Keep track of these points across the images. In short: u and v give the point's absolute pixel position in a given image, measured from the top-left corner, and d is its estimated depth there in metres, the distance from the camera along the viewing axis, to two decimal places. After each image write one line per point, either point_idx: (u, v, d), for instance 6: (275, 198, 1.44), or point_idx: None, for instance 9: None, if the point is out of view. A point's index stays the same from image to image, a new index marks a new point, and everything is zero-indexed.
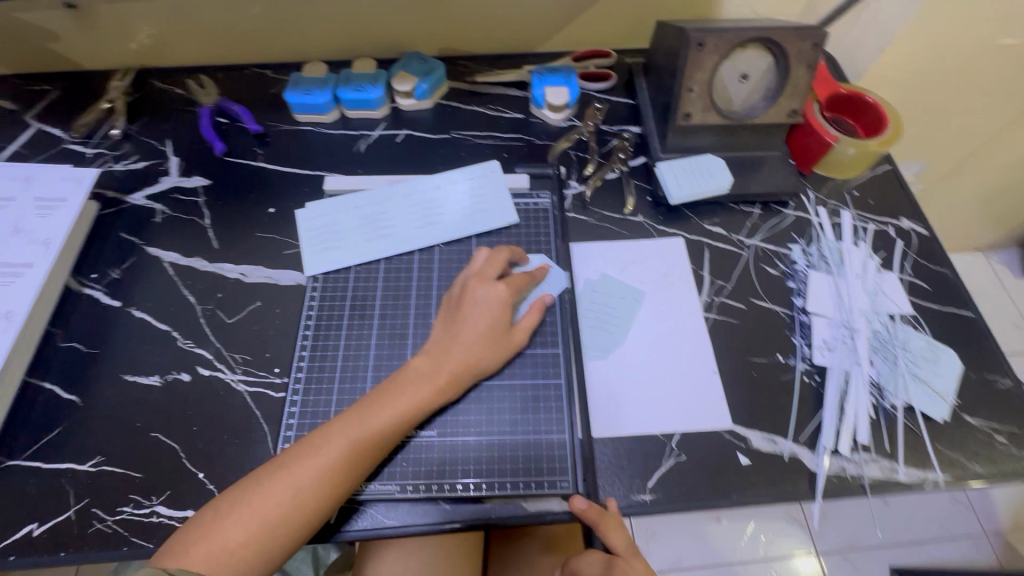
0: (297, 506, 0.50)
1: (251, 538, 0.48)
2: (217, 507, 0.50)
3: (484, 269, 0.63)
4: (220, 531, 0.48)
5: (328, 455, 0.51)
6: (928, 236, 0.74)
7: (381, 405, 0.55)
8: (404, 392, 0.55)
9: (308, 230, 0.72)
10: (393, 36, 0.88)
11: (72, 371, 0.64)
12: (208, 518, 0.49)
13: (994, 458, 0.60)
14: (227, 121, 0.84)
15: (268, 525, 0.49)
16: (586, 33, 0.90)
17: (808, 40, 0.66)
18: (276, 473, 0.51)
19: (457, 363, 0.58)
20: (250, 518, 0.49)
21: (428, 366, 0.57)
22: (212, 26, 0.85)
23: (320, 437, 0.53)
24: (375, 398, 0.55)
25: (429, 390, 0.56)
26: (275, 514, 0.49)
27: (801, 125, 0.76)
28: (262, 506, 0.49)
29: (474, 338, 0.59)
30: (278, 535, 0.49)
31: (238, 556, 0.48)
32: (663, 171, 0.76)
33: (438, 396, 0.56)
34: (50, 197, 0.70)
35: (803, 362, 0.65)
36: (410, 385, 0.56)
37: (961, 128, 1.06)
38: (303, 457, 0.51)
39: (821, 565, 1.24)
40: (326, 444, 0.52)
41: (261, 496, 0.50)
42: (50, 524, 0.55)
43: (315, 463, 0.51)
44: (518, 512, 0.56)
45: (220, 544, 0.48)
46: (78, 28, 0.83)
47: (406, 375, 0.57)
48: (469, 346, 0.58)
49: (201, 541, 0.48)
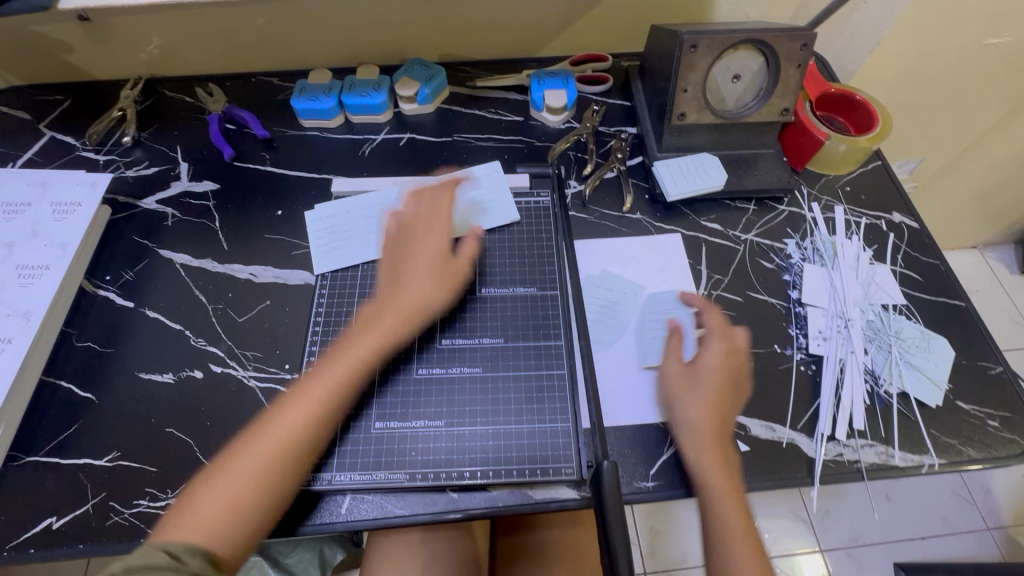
0: (270, 463, 0.52)
1: (238, 500, 0.50)
2: (201, 479, 0.51)
3: (416, 217, 0.68)
4: (197, 504, 0.49)
5: (294, 413, 0.54)
6: (919, 228, 0.76)
7: (337, 357, 0.58)
8: (358, 339, 0.60)
9: (316, 229, 0.74)
10: (395, 44, 0.90)
11: (87, 369, 0.66)
12: (186, 497, 0.50)
13: (986, 442, 0.61)
14: (235, 127, 0.87)
15: (244, 488, 0.50)
16: (583, 38, 0.93)
17: (797, 41, 0.69)
18: (247, 440, 0.53)
19: (405, 301, 0.62)
20: (225, 484, 0.50)
21: (375, 310, 0.62)
22: (220, 36, 0.87)
23: (292, 399, 0.55)
24: (338, 351, 0.59)
25: (380, 328, 0.60)
26: (249, 475, 0.51)
27: (794, 123, 0.78)
28: (237, 471, 0.51)
29: (416, 272, 0.64)
30: (255, 496, 0.50)
31: (217, 523, 0.49)
32: (660, 169, 0.78)
33: (394, 334, 0.60)
34: (66, 202, 0.72)
35: (799, 352, 0.67)
36: (371, 331, 0.60)
37: (952, 126, 1.08)
38: (271, 420, 0.54)
39: (825, 563, 1.24)
40: (293, 405, 0.55)
41: (236, 463, 0.52)
42: (68, 517, 0.57)
43: (284, 424, 0.54)
44: (524, 500, 0.58)
45: (199, 517, 0.49)
46: (91, 39, 0.86)
47: (360, 323, 0.61)
48: (413, 279, 0.63)
49: (180, 518, 0.49)
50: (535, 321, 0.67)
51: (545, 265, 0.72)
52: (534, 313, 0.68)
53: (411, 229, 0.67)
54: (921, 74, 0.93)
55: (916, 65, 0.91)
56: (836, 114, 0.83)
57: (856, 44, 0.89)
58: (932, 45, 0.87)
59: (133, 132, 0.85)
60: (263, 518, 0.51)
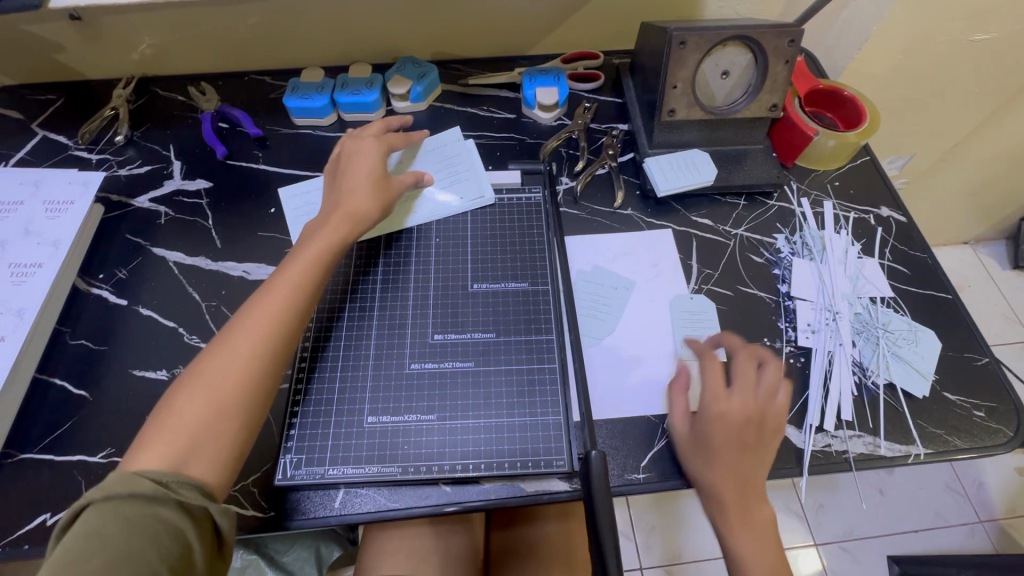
0: (243, 363, 0.53)
1: (216, 404, 0.50)
2: (166, 402, 0.51)
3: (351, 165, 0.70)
4: (171, 417, 0.49)
5: (257, 312, 0.56)
6: (906, 222, 0.77)
7: (291, 263, 0.60)
8: (311, 246, 0.62)
9: (294, 213, 0.76)
10: (388, 42, 0.91)
11: (81, 367, 0.66)
12: (155, 415, 0.50)
13: (972, 432, 0.62)
14: (227, 126, 0.87)
15: (219, 394, 0.51)
16: (575, 36, 0.93)
17: (784, 37, 0.70)
18: (212, 352, 0.53)
19: (349, 206, 0.65)
20: (198, 393, 0.50)
21: (325, 219, 0.65)
22: (212, 35, 0.87)
23: (247, 307, 0.57)
24: (283, 264, 0.61)
25: (334, 232, 0.63)
26: (224, 381, 0.51)
27: (783, 119, 0.79)
28: (210, 380, 0.51)
29: (358, 186, 0.67)
30: (234, 401, 0.51)
31: (197, 428, 0.49)
32: (650, 165, 0.78)
33: (345, 232, 0.64)
34: (58, 201, 0.73)
35: (788, 345, 0.67)
36: (314, 240, 0.62)
37: (942, 121, 1.09)
38: (235, 327, 0.55)
39: (819, 557, 1.26)
40: (253, 307, 0.56)
41: (205, 372, 0.52)
42: (63, 513, 0.57)
43: (250, 324, 0.55)
44: (516, 492, 0.58)
45: (175, 427, 0.49)
46: (83, 39, 0.86)
47: (304, 235, 0.64)
48: (357, 193, 0.66)
49: (157, 432, 0.48)
50: (524, 312, 0.68)
51: (535, 257, 0.73)
52: (526, 307, 0.68)
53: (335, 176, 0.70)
54: (909, 70, 0.94)
55: (904, 61, 0.92)
56: (825, 110, 0.84)
57: (845, 41, 0.90)
58: (920, 42, 0.88)
59: (126, 131, 0.85)
60: (247, 418, 0.52)
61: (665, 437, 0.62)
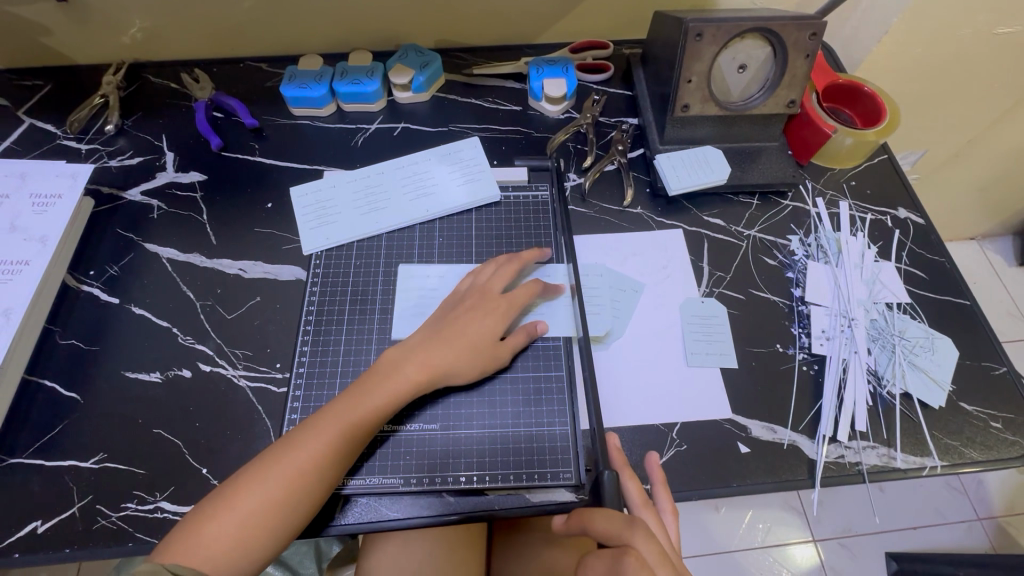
0: (280, 506, 0.49)
1: (239, 537, 0.48)
2: (204, 506, 0.49)
3: (490, 283, 0.63)
4: (201, 529, 0.48)
5: (309, 450, 0.51)
6: (925, 225, 0.75)
7: (358, 398, 0.55)
8: (380, 382, 0.56)
9: (301, 207, 0.74)
10: (389, 29, 0.87)
11: (71, 368, 0.64)
12: (191, 520, 0.49)
13: (989, 444, 0.60)
14: (222, 115, 0.84)
15: (248, 522, 0.48)
16: (584, 24, 0.90)
17: (806, 30, 0.67)
18: (255, 471, 0.51)
19: (437, 358, 0.58)
20: (230, 517, 0.48)
21: (403, 357, 0.58)
22: (205, 20, 0.84)
23: (304, 431, 0.53)
24: (357, 390, 0.55)
25: (405, 376, 0.56)
26: (254, 512, 0.49)
27: (799, 115, 0.76)
28: (244, 508, 0.49)
29: (456, 348, 0.58)
30: (262, 533, 0.49)
31: (220, 554, 0.47)
32: (661, 162, 0.76)
33: (422, 383, 0.57)
34: (45, 194, 0.70)
35: (802, 352, 0.66)
36: (390, 376, 0.56)
37: (958, 117, 1.06)
38: (282, 454, 0.51)
39: (817, 551, 1.25)
40: (306, 440, 0.52)
41: (242, 493, 0.49)
42: (54, 521, 0.55)
43: (303, 456, 0.51)
44: (520, 503, 0.57)
45: (202, 548, 0.47)
46: (69, 23, 0.82)
47: (382, 367, 0.57)
48: (450, 347, 0.58)
49: (185, 541, 0.47)
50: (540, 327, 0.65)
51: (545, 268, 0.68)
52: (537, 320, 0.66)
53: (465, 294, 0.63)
54: (928, 65, 0.91)
55: (923, 55, 0.88)
56: (842, 106, 0.82)
57: (864, 33, 0.86)
58: (941, 36, 0.85)
59: (116, 120, 0.82)
60: (265, 554, 0.49)
61: (674, 446, 0.60)
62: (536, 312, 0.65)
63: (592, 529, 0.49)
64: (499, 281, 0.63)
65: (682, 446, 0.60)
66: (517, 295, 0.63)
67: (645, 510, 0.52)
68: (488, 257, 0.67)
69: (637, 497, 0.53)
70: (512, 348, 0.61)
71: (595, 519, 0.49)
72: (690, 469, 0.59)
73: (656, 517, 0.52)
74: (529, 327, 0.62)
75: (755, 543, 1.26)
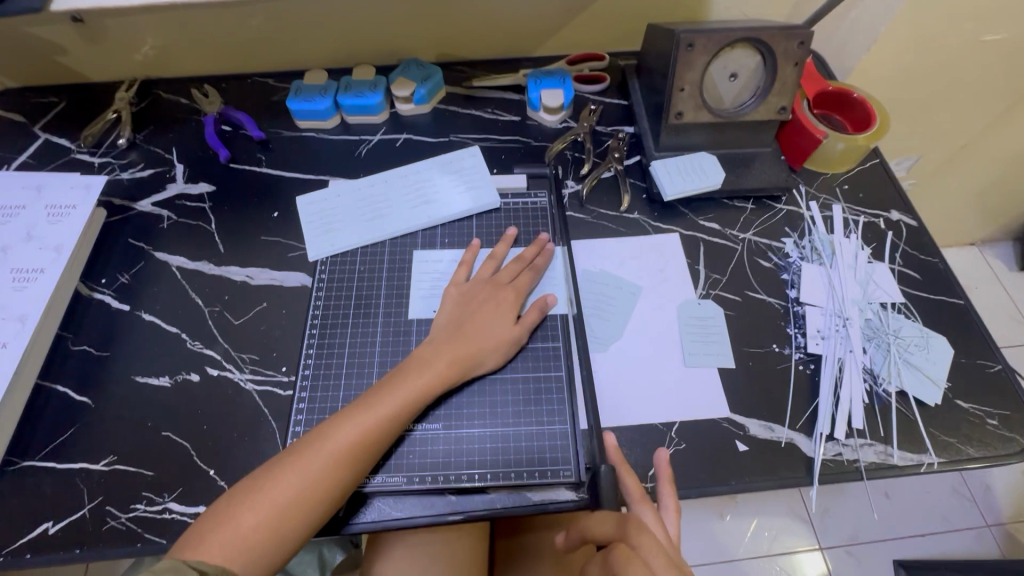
0: (307, 498, 0.50)
1: (267, 528, 0.49)
2: (231, 497, 0.50)
3: (497, 276, 0.67)
4: (236, 518, 0.49)
5: (336, 445, 0.52)
6: (917, 226, 0.76)
7: (390, 391, 0.56)
8: (412, 376, 0.58)
9: (307, 216, 0.76)
10: (392, 44, 0.90)
11: (84, 373, 0.66)
12: (224, 509, 0.50)
13: (986, 440, 0.61)
14: (230, 129, 0.87)
15: (282, 513, 0.50)
16: (581, 37, 0.92)
17: (794, 39, 0.69)
18: (287, 462, 0.52)
19: (461, 350, 0.60)
20: (263, 507, 0.49)
21: (432, 353, 0.60)
22: (214, 38, 0.87)
23: (330, 425, 0.54)
24: (382, 386, 0.57)
25: (435, 369, 0.58)
26: (289, 501, 0.50)
27: (791, 122, 0.78)
28: (279, 497, 0.50)
29: (476, 336, 0.61)
30: (290, 525, 0.50)
31: (256, 543, 0.48)
32: (657, 169, 0.77)
33: (446, 376, 0.59)
34: (60, 205, 0.72)
35: (798, 351, 0.67)
36: (415, 372, 0.58)
37: (951, 124, 1.08)
38: (315, 444, 0.52)
39: (825, 561, 1.24)
40: (332, 435, 0.53)
41: (278, 482, 0.50)
42: (64, 522, 0.57)
43: (331, 450, 0.52)
44: (523, 502, 0.58)
45: (239, 536, 0.48)
46: (84, 42, 0.85)
47: (412, 363, 0.59)
48: (470, 338, 0.61)
49: (216, 533, 0.48)
50: (544, 332, 0.66)
51: (550, 266, 0.71)
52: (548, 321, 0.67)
53: (480, 288, 0.66)
54: (919, 72, 0.92)
55: (913, 63, 0.90)
56: (833, 112, 0.83)
57: (853, 42, 0.88)
58: (929, 43, 0.87)
59: (128, 134, 0.85)
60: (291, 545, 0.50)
61: (673, 445, 0.61)
62: (547, 293, 0.69)
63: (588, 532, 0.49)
64: (507, 274, 0.67)
65: (680, 445, 0.61)
66: (522, 282, 0.67)
67: (642, 503, 0.53)
68: (494, 251, 0.71)
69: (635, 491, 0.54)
70: (528, 326, 0.64)
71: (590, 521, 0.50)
72: (689, 467, 0.59)
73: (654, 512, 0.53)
74: (540, 302, 0.66)
75: (761, 551, 1.26)
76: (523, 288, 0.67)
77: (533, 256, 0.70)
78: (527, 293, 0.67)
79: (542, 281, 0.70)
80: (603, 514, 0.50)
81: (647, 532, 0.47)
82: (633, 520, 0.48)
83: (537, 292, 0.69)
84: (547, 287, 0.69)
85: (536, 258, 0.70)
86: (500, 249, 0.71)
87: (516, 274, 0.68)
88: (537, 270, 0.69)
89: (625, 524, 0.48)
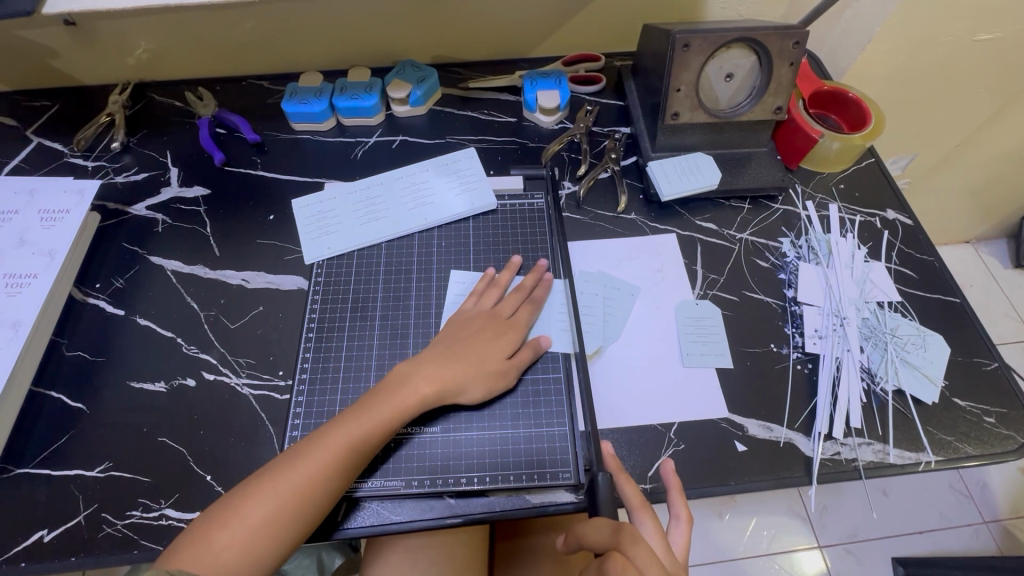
0: (282, 515, 0.50)
1: (243, 546, 0.49)
2: (211, 513, 0.50)
3: (498, 305, 0.65)
4: (213, 535, 0.49)
5: (314, 463, 0.52)
6: (913, 225, 0.76)
7: (366, 410, 0.56)
8: (391, 396, 0.57)
9: (303, 219, 0.75)
10: (387, 45, 0.90)
11: (78, 379, 0.65)
12: (201, 525, 0.50)
13: (984, 439, 0.61)
14: (225, 131, 0.86)
15: (258, 530, 0.49)
16: (576, 38, 0.92)
17: (789, 39, 0.69)
18: (264, 478, 0.52)
19: (443, 372, 0.59)
20: (240, 524, 0.49)
21: (413, 371, 0.59)
22: (208, 40, 0.86)
23: (309, 442, 0.54)
24: (363, 403, 0.57)
25: (414, 390, 0.57)
26: (262, 518, 0.49)
27: (787, 122, 0.78)
28: (254, 513, 0.50)
29: (461, 361, 0.60)
30: (266, 543, 0.49)
31: (228, 561, 0.48)
32: (654, 169, 0.77)
33: (427, 402, 0.57)
34: (53, 209, 0.71)
35: (796, 351, 0.67)
36: (395, 391, 0.57)
37: (946, 122, 1.08)
38: (292, 461, 0.52)
39: (824, 559, 1.24)
40: (310, 453, 0.53)
41: (252, 498, 0.50)
42: (59, 530, 0.56)
43: (306, 467, 0.52)
44: (521, 505, 0.57)
45: (212, 553, 0.48)
46: (77, 45, 0.85)
47: (392, 380, 0.58)
48: (455, 361, 0.60)
49: (193, 549, 0.48)
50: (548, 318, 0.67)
51: (550, 297, 0.69)
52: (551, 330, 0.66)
53: (472, 313, 0.65)
54: (913, 71, 0.93)
55: (908, 62, 0.91)
56: (829, 111, 0.84)
57: (849, 41, 0.89)
58: (924, 43, 0.87)
59: (122, 138, 0.84)
60: (268, 563, 0.50)
61: (671, 446, 0.61)
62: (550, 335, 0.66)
63: (583, 541, 0.48)
64: (508, 307, 0.66)
65: (679, 446, 0.61)
66: (523, 316, 0.65)
67: (641, 511, 0.51)
68: (500, 277, 0.68)
69: (634, 497, 0.52)
70: (519, 362, 0.62)
71: (586, 531, 0.48)
72: (688, 468, 0.59)
73: (656, 525, 0.50)
74: (537, 342, 0.64)
75: (760, 550, 1.26)
76: (524, 326, 0.64)
77: (542, 293, 0.67)
78: (528, 328, 0.65)
79: (543, 317, 0.67)
80: (599, 521, 0.49)
81: (641, 543, 0.45)
82: (627, 527, 0.46)
83: (539, 329, 0.66)
84: (545, 326, 0.67)
85: (537, 287, 0.68)
86: (503, 275, 0.68)
87: (516, 306, 0.66)
88: (536, 303, 0.66)
89: (619, 531, 0.46)
